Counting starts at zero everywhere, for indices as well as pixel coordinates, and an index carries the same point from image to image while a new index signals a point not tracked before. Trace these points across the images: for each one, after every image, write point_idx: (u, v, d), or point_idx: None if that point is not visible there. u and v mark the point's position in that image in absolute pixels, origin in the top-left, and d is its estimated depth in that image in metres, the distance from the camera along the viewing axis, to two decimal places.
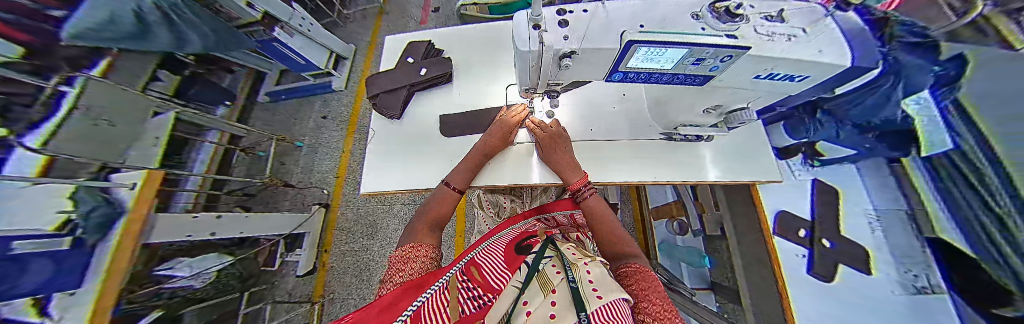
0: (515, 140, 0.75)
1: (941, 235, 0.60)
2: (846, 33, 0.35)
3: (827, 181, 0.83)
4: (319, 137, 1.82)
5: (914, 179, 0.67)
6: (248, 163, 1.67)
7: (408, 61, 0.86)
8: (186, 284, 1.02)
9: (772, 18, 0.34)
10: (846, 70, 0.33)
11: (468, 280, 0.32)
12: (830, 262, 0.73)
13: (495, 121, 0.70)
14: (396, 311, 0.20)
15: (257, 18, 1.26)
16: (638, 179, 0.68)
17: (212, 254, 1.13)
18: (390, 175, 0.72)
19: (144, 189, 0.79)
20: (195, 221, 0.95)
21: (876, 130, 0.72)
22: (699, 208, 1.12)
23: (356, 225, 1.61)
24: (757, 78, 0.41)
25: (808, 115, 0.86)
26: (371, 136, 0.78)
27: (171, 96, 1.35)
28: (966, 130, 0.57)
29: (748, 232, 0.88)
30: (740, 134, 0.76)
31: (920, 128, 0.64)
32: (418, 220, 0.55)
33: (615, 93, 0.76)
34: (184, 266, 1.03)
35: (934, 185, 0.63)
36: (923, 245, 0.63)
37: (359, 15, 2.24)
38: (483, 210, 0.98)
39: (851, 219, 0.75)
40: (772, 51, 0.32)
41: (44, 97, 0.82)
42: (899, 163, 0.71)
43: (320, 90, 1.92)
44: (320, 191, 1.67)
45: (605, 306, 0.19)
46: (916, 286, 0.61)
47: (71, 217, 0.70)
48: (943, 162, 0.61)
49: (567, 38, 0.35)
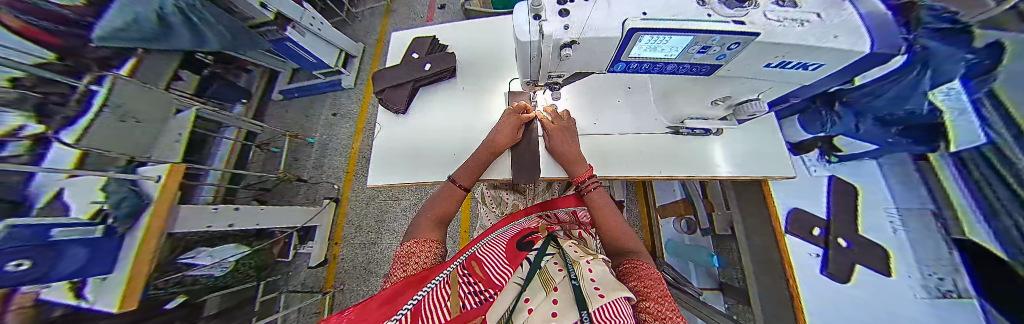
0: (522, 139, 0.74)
1: (972, 236, 0.53)
2: (866, 20, 0.32)
3: (847, 179, 0.80)
4: (329, 133, 1.87)
5: (942, 179, 0.60)
6: (263, 158, 1.75)
7: (413, 57, 0.88)
8: (206, 273, 1.08)
9: (783, 3, 0.33)
10: (864, 57, 0.32)
11: (469, 275, 0.32)
12: (845, 262, 0.71)
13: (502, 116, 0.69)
14: (399, 304, 0.22)
15: (269, 18, 1.30)
16: (641, 173, 0.67)
17: (230, 245, 1.18)
18: (396, 169, 0.73)
19: (168, 179, 0.85)
20: (216, 212, 1.01)
21: (902, 124, 0.67)
22: (708, 206, 1.10)
23: (364, 219, 1.65)
24: (768, 67, 0.39)
25: (826, 108, 0.83)
26: (377, 131, 0.79)
27: (191, 94, 1.43)
28: (999, 123, 0.50)
29: (759, 232, 0.86)
30: (752, 128, 0.74)
31: (951, 127, 0.57)
32: (425, 214, 0.57)
33: (620, 86, 0.75)
34: (206, 255, 1.08)
35: (965, 184, 0.56)
36: (951, 249, 0.57)
37: (367, 14, 2.28)
38: (484, 205, 1.00)
39: (871, 219, 0.72)
40: (783, 38, 0.30)
41: (78, 96, 0.88)
42: (923, 160, 0.65)
43: (331, 88, 1.97)
44: (330, 186, 1.73)
45: (607, 304, 0.19)
46: (940, 289, 0.56)
47: (102, 207, 0.73)
48: (972, 156, 0.54)
49: (567, 28, 0.34)
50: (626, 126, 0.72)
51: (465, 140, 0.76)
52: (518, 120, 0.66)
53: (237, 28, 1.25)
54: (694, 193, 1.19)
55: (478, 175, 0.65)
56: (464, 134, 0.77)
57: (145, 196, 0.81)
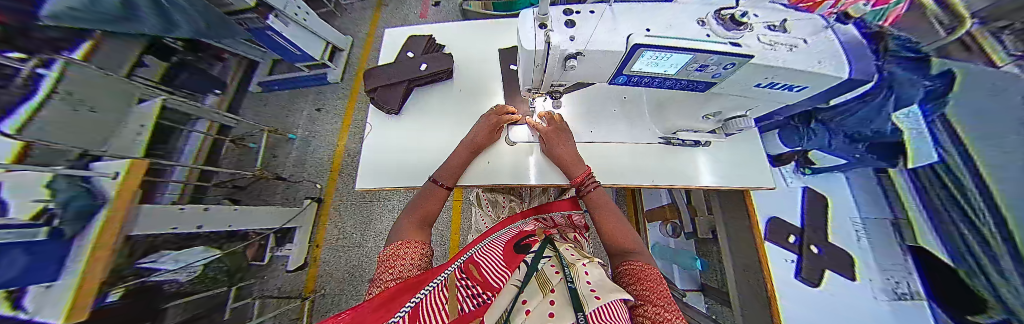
0: (514, 139, 0.74)
1: (925, 246, 0.67)
2: (845, 46, 0.36)
3: (819, 190, 0.84)
4: (312, 129, 1.78)
5: (900, 191, 0.73)
6: (238, 154, 1.63)
7: (407, 56, 0.85)
8: (170, 278, 0.98)
9: (775, 28, 0.35)
10: (843, 81, 0.34)
11: (467, 279, 0.31)
12: (819, 268, 0.74)
13: (481, 117, 0.69)
14: (393, 308, 0.20)
15: (250, 5, 1.22)
16: (637, 182, 0.69)
17: (198, 248, 1.11)
18: (387, 168, 0.71)
19: (130, 177, 0.76)
20: (182, 213, 0.92)
21: (867, 141, 0.72)
22: (691, 211, 1.13)
23: (350, 219, 1.59)
24: (757, 86, 0.41)
25: (803, 125, 0.80)
26: (367, 130, 0.76)
27: (156, 82, 1.29)
28: (950, 146, 0.61)
29: (738, 235, 0.91)
30: (735, 141, 0.78)
31: (908, 140, 0.68)
32: (406, 218, 0.54)
33: (616, 96, 0.76)
34: (169, 260, 0.99)
35: (919, 195, 0.69)
36: (905, 253, 0.71)
37: (357, 6, 2.19)
38: (479, 208, 0.97)
39: (840, 224, 0.78)
40: (774, 61, 0.32)
41: (23, 81, 0.77)
42: (885, 174, 0.77)
43: (316, 81, 1.87)
44: (313, 186, 1.64)
45: (604, 306, 0.19)
46: (897, 292, 0.68)
47: (49, 206, 0.64)
48: (928, 173, 0.66)
49: (573, 39, 0.34)
50: (621, 135, 0.73)
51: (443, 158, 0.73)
52: (497, 121, 0.66)
53: (214, 16, 1.18)
54: (679, 198, 1.22)
55: (461, 173, 0.65)
56: (446, 152, 0.74)
57: (103, 197, 0.71)
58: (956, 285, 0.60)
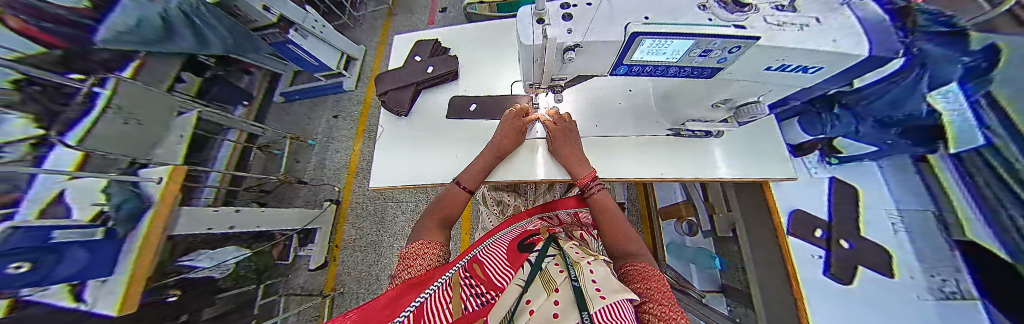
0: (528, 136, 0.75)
1: (972, 236, 0.57)
2: (864, 23, 0.33)
3: (848, 181, 0.81)
4: (330, 135, 1.88)
5: (942, 178, 0.64)
6: (264, 160, 1.75)
7: (415, 60, 0.88)
8: (206, 275, 1.07)
9: (783, 8, 0.34)
10: (864, 60, 0.32)
11: (471, 277, 0.32)
12: (850, 264, 0.70)
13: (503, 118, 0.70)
14: (398, 307, 0.20)
15: (272, 20, 1.32)
16: (643, 175, 0.67)
17: (231, 247, 1.17)
18: (399, 167, 0.74)
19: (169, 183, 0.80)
20: (216, 214, 0.99)
21: (899, 126, 0.68)
22: (710, 208, 1.08)
23: (366, 220, 1.65)
24: (768, 70, 0.40)
25: (826, 111, 0.80)
26: (380, 132, 0.80)
27: (192, 96, 1.42)
28: (997, 126, 0.52)
29: (759, 233, 0.86)
30: (753, 130, 0.74)
31: (948, 124, 0.60)
32: (428, 216, 0.57)
33: (620, 89, 0.71)
34: (206, 258, 1.07)
35: (963, 180, 0.61)
36: (952, 249, 0.61)
37: (369, 17, 2.30)
38: (486, 207, 0.99)
39: (874, 223, 0.73)
40: (783, 41, 0.31)
41: (82, 98, 0.87)
42: (923, 161, 0.69)
43: (332, 90, 1.97)
44: (331, 188, 1.73)
45: (608, 307, 0.19)
46: (944, 290, 0.59)
47: (103, 209, 0.70)
48: (975, 158, 0.58)
49: (570, 32, 0.35)
50: (627, 128, 0.72)
51: (465, 159, 0.74)
52: (522, 124, 0.67)
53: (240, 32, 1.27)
54: (695, 194, 1.18)
55: (482, 178, 0.66)
56: (452, 150, 0.76)
57: (148, 202, 0.76)
58: (1007, 280, 0.51)
